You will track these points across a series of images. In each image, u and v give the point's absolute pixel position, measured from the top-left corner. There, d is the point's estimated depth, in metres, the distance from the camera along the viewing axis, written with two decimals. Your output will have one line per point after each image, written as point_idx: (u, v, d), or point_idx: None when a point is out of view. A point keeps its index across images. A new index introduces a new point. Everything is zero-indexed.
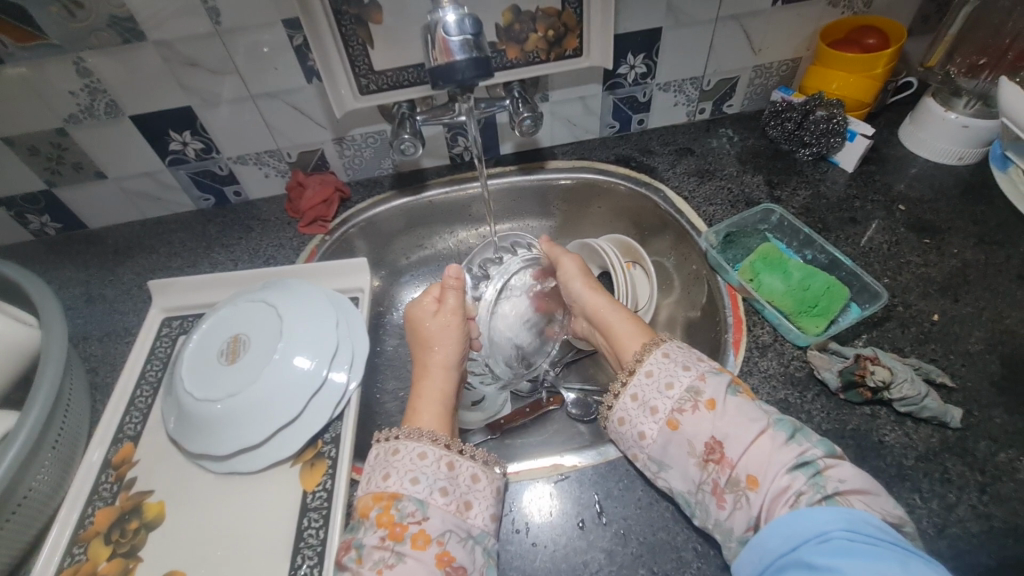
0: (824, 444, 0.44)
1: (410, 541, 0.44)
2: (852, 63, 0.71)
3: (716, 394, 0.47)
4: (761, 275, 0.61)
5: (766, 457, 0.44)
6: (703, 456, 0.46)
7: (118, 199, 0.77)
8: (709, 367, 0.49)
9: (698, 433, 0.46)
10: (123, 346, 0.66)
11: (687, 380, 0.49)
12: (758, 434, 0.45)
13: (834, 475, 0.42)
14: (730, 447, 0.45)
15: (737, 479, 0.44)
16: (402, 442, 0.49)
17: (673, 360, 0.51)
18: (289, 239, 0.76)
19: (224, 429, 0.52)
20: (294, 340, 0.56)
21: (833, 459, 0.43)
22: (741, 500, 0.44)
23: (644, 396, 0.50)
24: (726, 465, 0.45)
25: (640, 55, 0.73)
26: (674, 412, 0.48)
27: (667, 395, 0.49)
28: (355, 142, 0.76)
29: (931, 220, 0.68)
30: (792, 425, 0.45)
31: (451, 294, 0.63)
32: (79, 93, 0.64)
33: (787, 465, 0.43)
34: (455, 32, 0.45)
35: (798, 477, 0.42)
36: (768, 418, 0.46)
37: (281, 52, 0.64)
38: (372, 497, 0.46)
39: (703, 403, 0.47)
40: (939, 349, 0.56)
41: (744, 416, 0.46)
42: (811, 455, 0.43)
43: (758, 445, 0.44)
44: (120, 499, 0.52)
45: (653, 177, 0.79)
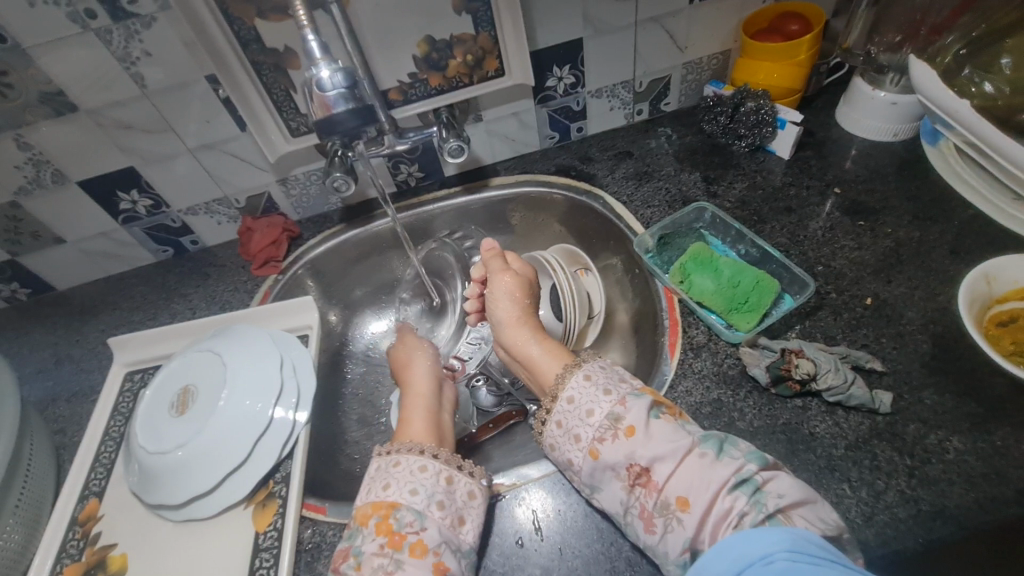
0: (757, 457, 0.44)
1: (408, 550, 0.45)
2: (775, 52, 0.72)
3: (636, 421, 0.47)
4: (691, 276, 0.62)
5: (694, 477, 0.43)
6: (629, 480, 0.46)
7: (80, 260, 0.80)
8: (630, 390, 0.50)
9: (619, 459, 0.46)
10: (89, 404, 0.68)
11: (606, 407, 0.49)
12: (684, 453, 0.45)
13: (773, 490, 0.42)
14: (657, 470, 0.45)
15: (667, 502, 0.44)
16: (402, 455, 0.51)
17: (595, 384, 0.51)
18: (243, 282, 0.78)
19: (177, 478, 0.55)
20: (237, 387, 0.58)
21: (769, 473, 0.43)
22: (671, 523, 0.43)
23: (567, 424, 0.50)
24: (654, 488, 0.45)
25: (566, 67, 0.75)
26: (595, 442, 0.48)
27: (590, 423, 0.49)
28: (299, 181, 0.78)
29: (866, 201, 0.68)
30: (719, 438, 0.46)
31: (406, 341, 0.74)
32: (24, 166, 0.67)
33: (725, 485, 0.42)
34: (330, 87, 0.45)
35: (738, 497, 0.42)
36: (694, 437, 0.46)
37: (209, 105, 0.67)
38: (370, 505, 0.48)
39: (623, 430, 0.47)
40: (870, 333, 0.56)
41: (669, 436, 0.46)
42: (748, 471, 0.43)
43: (688, 464, 0.44)
44: (86, 554, 0.55)
45: (593, 184, 0.79)
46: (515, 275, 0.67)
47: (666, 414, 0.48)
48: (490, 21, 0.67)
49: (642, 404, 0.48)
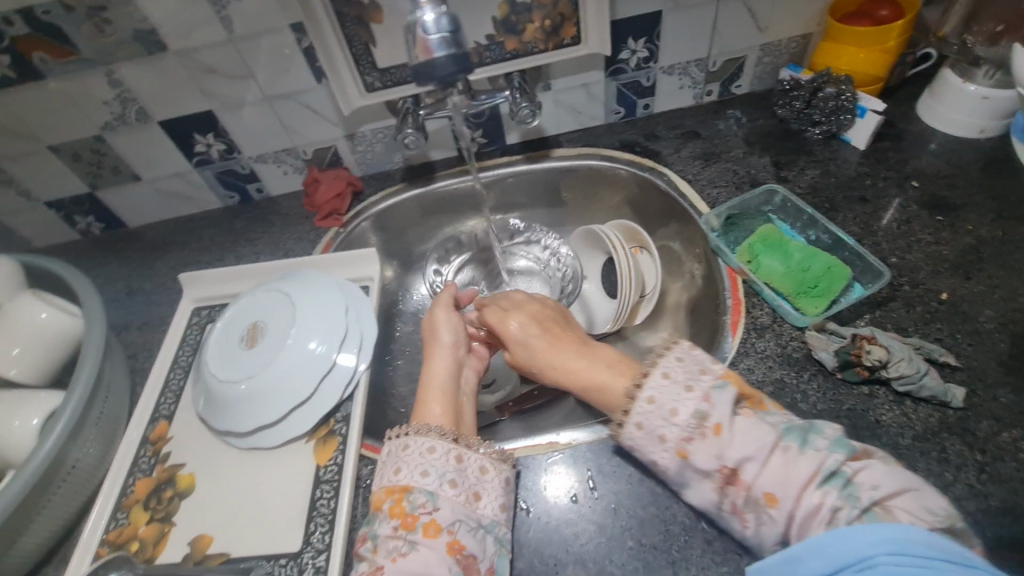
0: (842, 445, 0.41)
1: (421, 531, 0.44)
2: (863, 37, 0.69)
3: (722, 418, 0.44)
4: (760, 257, 0.61)
5: (785, 473, 0.41)
6: (719, 480, 0.43)
7: (153, 199, 0.83)
8: (713, 382, 0.46)
9: (709, 461, 0.43)
10: (159, 334, 0.72)
11: (690, 406, 0.45)
12: (770, 449, 0.42)
13: (866, 481, 0.40)
14: (747, 470, 0.42)
15: (756, 498, 0.42)
16: (412, 438, 0.49)
17: (675, 381, 0.47)
18: (307, 232, 0.81)
19: (246, 406, 0.57)
20: (305, 327, 0.60)
21: (860, 462, 0.41)
22: (762, 517, 0.42)
23: (649, 426, 0.46)
24: (742, 485, 0.42)
25: (642, 40, 0.73)
26: (681, 444, 0.44)
27: (673, 422, 0.45)
28: (366, 137, 0.80)
29: (947, 196, 0.66)
30: (801, 428, 0.43)
31: (446, 292, 0.66)
32: (112, 102, 0.69)
33: (813, 480, 0.40)
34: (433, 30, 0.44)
35: (830, 492, 0.40)
36: (777, 431, 0.43)
37: (290, 55, 0.68)
38: (384, 490, 0.47)
39: (710, 429, 0.43)
40: (945, 328, 0.55)
41: (754, 433, 0.42)
42: (834, 463, 0.41)
43: (774, 461, 0.42)
44: (157, 470, 0.58)
45: (657, 161, 0.79)
46: (525, 311, 0.63)
47: (744, 407, 0.45)
48: None
49: (726, 396, 0.44)
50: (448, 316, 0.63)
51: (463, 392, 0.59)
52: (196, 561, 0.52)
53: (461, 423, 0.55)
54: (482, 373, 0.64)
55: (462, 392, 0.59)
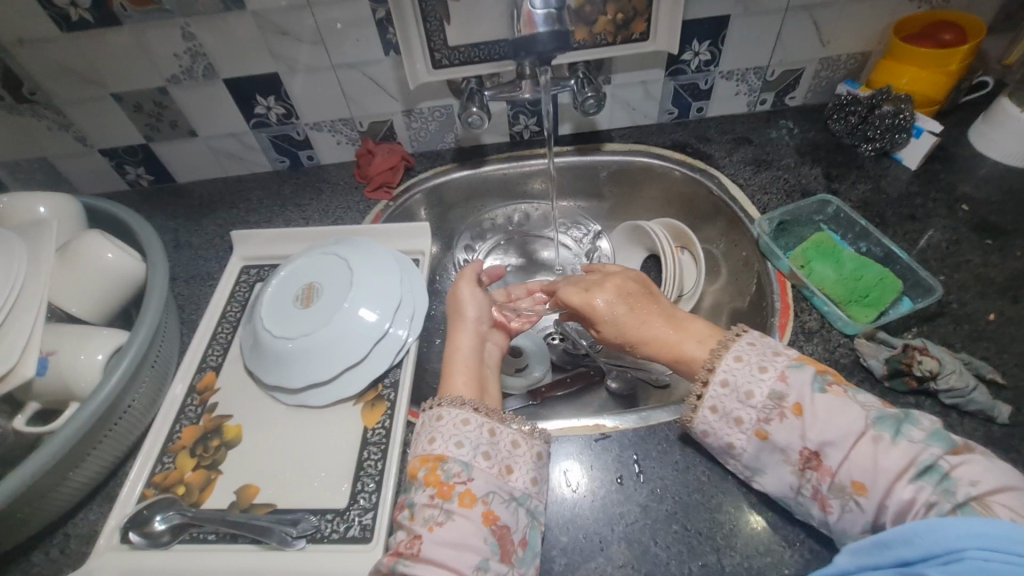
0: (940, 439, 0.41)
1: (457, 500, 0.45)
2: (925, 58, 0.70)
3: (801, 398, 0.45)
4: (813, 263, 0.63)
5: (873, 462, 0.41)
6: (799, 464, 0.44)
7: (206, 157, 0.84)
8: (788, 363, 0.47)
9: (792, 441, 0.44)
10: (206, 289, 0.73)
11: (767, 385, 0.46)
12: (859, 436, 0.42)
13: (964, 476, 0.39)
14: (829, 454, 0.43)
15: (842, 485, 0.42)
16: (446, 408, 0.50)
17: (749, 363, 0.48)
18: (356, 202, 0.81)
19: (298, 364, 0.58)
20: (360, 292, 0.60)
21: (958, 457, 0.40)
22: (849, 505, 0.42)
23: (724, 409, 0.47)
24: (826, 472, 0.43)
25: (706, 42, 0.75)
26: (759, 423, 0.46)
27: (749, 404, 0.46)
28: (423, 114, 0.80)
29: (996, 221, 0.67)
30: (894, 419, 0.43)
31: (472, 268, 0.66)
32: (182, 55, 0.70)
33: (904, 473, 0.40)
34: (541, 6, 0.53)
35: (922, 487, 0.39)
36: (868, 420, 0.43)
37: (363, 25, 0.69)
38: (419, 459, 0.48)
39: (790, 409, 0.45)
40: (992, 347, 0.56)
41: (841, 416, 0.43)
42: (929, 458, 0.40)
43: (861, 448, 0.42)
44: (203, 419, 0.59)
45: (708, 164, 0.79)
46: (614, 285, 0.60)
47: (832, 387, 0.45)
48: None
49: (803, 377, 0.45)
50: (472, 292, 0.64)
51: (487, 365, 0.60)
52: (243, 509, 0.52)
53: (487, 396, 0.55)
54: (505, 349, 0.65)
55: (486, 365, 0.59)
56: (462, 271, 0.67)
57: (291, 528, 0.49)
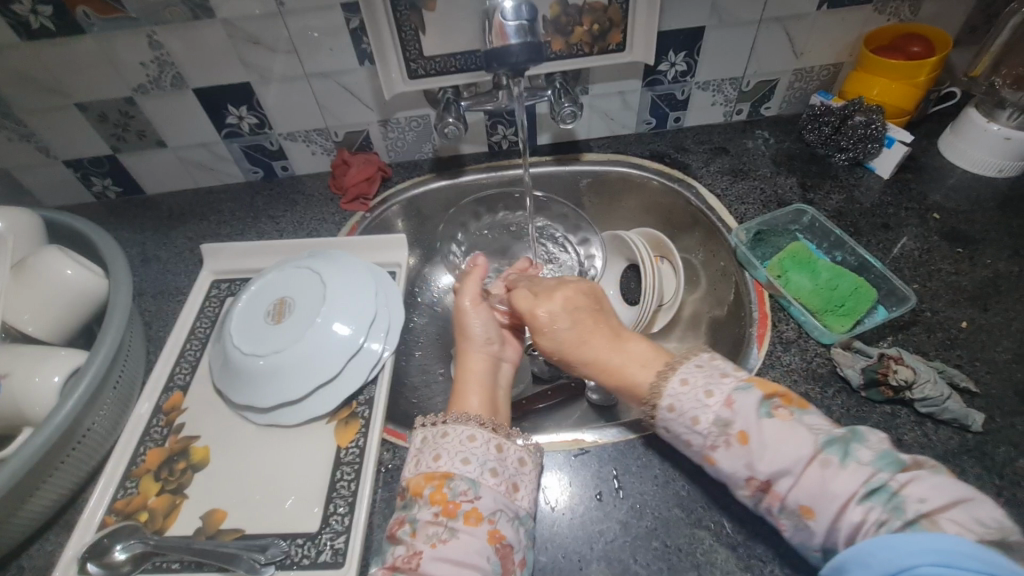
0: (888, 460, 0.40)
1: (463, 518, 0.44)
2: (895, 69, 0.71)
3: (747, 425, 0.43)
4: (789, 273, 0.63)
5: (821, 487, 0.40)
6: (751, 488, 0.43)
7: (176, 168, 0.82)
8: (734, 385, 0.46)
9: (737, 468, 0.44)
10: (175, 304, 0.70)
11: (712, 412, 0.45)
12: (807, 462, 0.41)
13: (912, 495, 0.38)
14: (779, 481, 0.42)
15: (792, 508, 0.41)
16: (451, 425, 0.49)
17: (694, 387, 0.46)
18: (331, 214, 0.80)
19: (269, 382, 0.56)
20: (335, 307, 0.59)
21: (906, 477, 0.39)
22: (800, 525, 0.41)
23: (674, 432, 0.47)
24: (776, 496, 0.42)
25: (681, 53, 0.75)
26: (708, 450, 0.45)
27: (696, 431, 0.45)
28: (399, 124, 0.79)
29: (966, 230, 0.68)
30: (842, 440, 0.42)
31: (474, 279, 0.65)
32: (149, 64, 0.68)
33: (853, 496, 0.39)
34: (512, 18, 0.52)
35: (871, 508, 0.39)
36: (815, 444, 0.42)
37: (337, 34, 0.68)
38: (425, 476, 0.46)
39: (735, 436, 0.44)
40: (964, 355, 0.57)
41: (787, 442, 0.42)
42: (878, 479, 0.39)
43: (810, 473, 0.41)
44: (169, 441, 0.56)
45: (686, 174, 0.80)
46: (568, 292, 0.60)
47: (778, 410, 0.44)
48: None
49: (750, 402, 0.44)
50: (478, 311, 0.62)
51: (499, 385, 0.59)
52: (209, 535, 0.50)
53: (500, 413, 0.55)
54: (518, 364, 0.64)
55: (498, 384, 0.58)
56: (461, 284, 0.65)
57: (259, 555, 0.48)
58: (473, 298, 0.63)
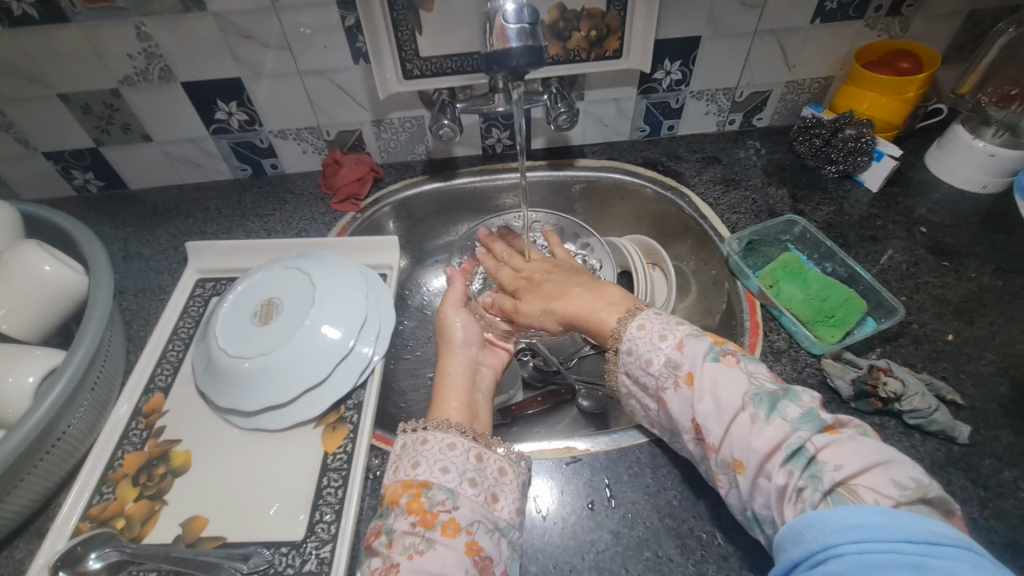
0: (810, 421, 0.41)
1: (440, 529, 0.43)
2: (885, 84, 0.72)
3: (694, 367, 0.46)
4: (781, 283, 0.63)
5: (748, 438, 0.42)
6: (692, 434, 0.45)
7: (161, 163, 0.80)
8: (687, 331, 0.49)
9: (683, 410, 0.46)
10: (157, 303, 0.68)
11: (665, 354, 0.48)
12: (740, 413, 0.43)
13: (830, 460, 0.39)
14: (713, 428, 0.44)
15: (726, 461, 0.43)
16: (431, 432, 0.48)
17: (650, 331, 0.50)
18: (321, 214, 0.79)
19: (255, 385, 0.55)
20: (324, 310, 0.58)
21: (823, 440, 0.40)
22: (731, 479, 0.43)
23: (633, 375, 0.50)
24: (712, 447, 0.44)
25: (677, 62, 0.75)
26: (659, 391, 0.47)
27: (649, 371, 0.48)
28: (393, 125, 0.78)
29: (952, 244, 0.69)
30: (770, 398, 0.43)
31: (455, 286, 0.65)
32: (136, 56, 0.66)
33: (774, 453, 0.41)
34: (514, 21, 0.51)
35: (792, 470, 0.40)
36: (746, 396, 0.44)
37: (332, 32, 0.67)
38: (402, 484, 0.45)
39: (683, 377, 0.46)
40: (950, 367, 0.58)
41: (725, 389, 0.44)
42: (798, 440, 0.40)
43: (740, 423, 0.43)
44: (148, 445, 0.55)
45: (679, 182, 0.80)
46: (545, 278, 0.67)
47: (725, 357, 0.47)
48: None
49: (699, 348, 0.47)
50: (459, 315, 0.62)
51: (478, 389, 0.57)
52: (189, 543, 0.48)
53: (477, 419, 0.53)
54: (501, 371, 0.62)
55: (477, 390, 0.57)
56: (446, 293, 0.65)
57: (241, 563, 0.46)
58: (453, 303, 0.63)
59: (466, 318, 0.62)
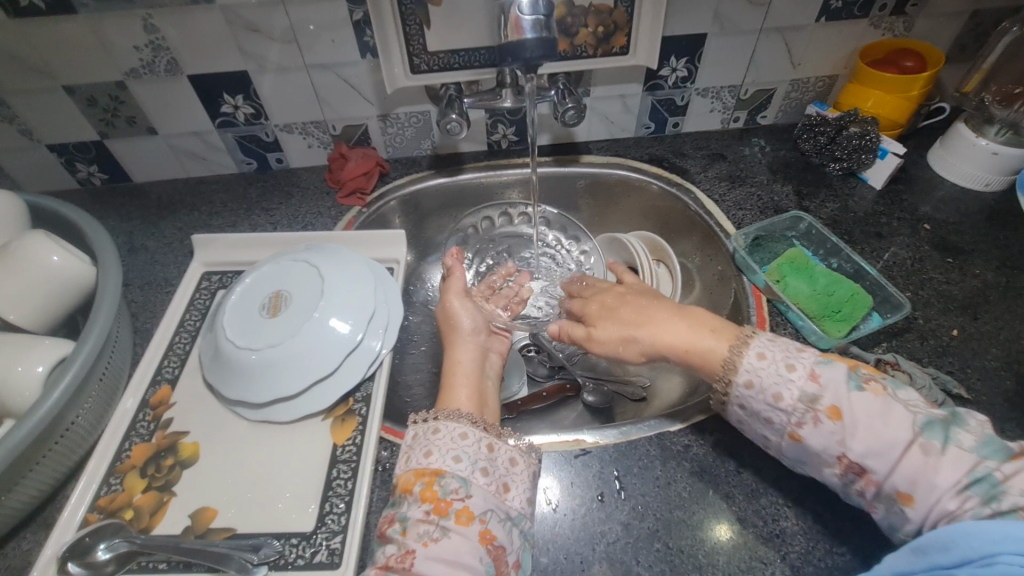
0: (991, 448, 0.39)
1: (454, 517, 0.43)
2: (890, 83, 0.73)
3: (837, 399, 0.42)
4: (788, 278, 0.64)
5: (921, 472, 0.39)
6: (841, 468, 0.42)
7: (166, 156, 0.79)
8: (815, 359, 0.44)
9: (828, 446, 0.42)
10: (162, 296, 0.68)
11: (796, 388, 0.43)
12: (906, 445, 0.40)
13: (1016, 485, 0.37)
14: (875, 465, 0.41)
15: (887, 493, 0.41)
16: (443, 422, 0.48)
17: (772, 361, 0.45)
18: (327, 208, 0.78)
19: (263, 378, 0.55)
20: (333, 303, 0.57)
21: (1011, 467, 0.38)
22: (894, 509, 0.41)
23: (751, 408, 0.45)
24: (871, 480, 0.41)
25: (683, 59, 0.76)
26: (792, 427, 0.43)
27: (778, 408, 0.44)
28: (399, 120, 0.78)
29: (955, 241, 0.70)
30: (942, 425, 0.40)
31: (456, 275, 0.65)
32: (143, 48, 0.66)
33: (955, 484, 0.38)
34: (529, 12, 0.52)
35: (969, 497, 0.38)
36: (914, 426, 0.40)
37: (340, 26, 0.67)
38: (414, 473, 0.45)
39: (826, 413, 0.42)
40: (955, 362, 0.58)
41: (884, 423, 0.41)
42: (984, 468, 0.38)
43: (911, 458, 0.40)
44: (156, 437, 0.54)
45: (684, 178, 0.80)
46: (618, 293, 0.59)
47: (868, 383, 0.43)
48: None
49: (836, 375, 0.43)
50: (461, 304, 0.62)
51: (487, 375, 0.58)
52: (198, 535, 0.48)
53: (487, 408, 0.53)
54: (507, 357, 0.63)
55: (485, 375, 0.57)
56: (446, 282, 0.65)
57: (252, 554, 0.46)
58: (454, 292, 0.63)
59: (467, 307, 0.62)
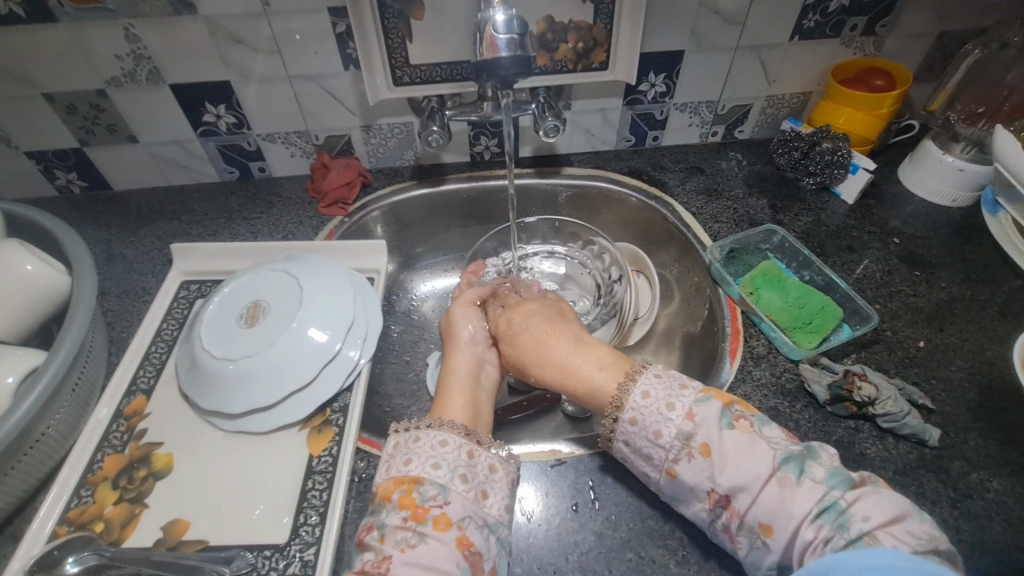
0: (840, 478, 0.43)
1: (431, 523, 0.43)
2: (860, 100, 0.75)
3: (709, 437, 0.45)
4: (761, 290, 0.65)
5: (774, 505, 0.42)
6: (710, 502, 0.45)
7: (147, 164, 0.79)
8: (695, 398, 0.47)
9: (700, 481, 0.45)
10: (139, 305, 0.68)
11: (675, 426, 0.46)
12: (764, 478, 0.43)
13: (858, 512, 0.41)
14: (739, 498, 0.43)
15: (750, 525, 0.43)
16: (426, 430, 0.48)
17: (655, 399, 0.48)
18: (309, 217, 0.79)
19: (240, 388, 0.55)
20: (311, 313, 0.58)
21: (853, 494, 0.42)
22: (757, 542, 0.43)
23: (636, 445, 0.48)
24: (735, 512, 0.44)
25: (661, 75, 0.77)
26: (669, 463, 0.46)
27: (657, 444, 0.47)
28: (382, 130, 0.79)
29: (923, 254, 0.72)
30: (797, 458, 0.44)
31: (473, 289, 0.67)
32: (124, 58, 0.66)
33: (808, 513, 0.41)
34: (503, 31, 0.53)
35: (822, 524, 0.41)
36: (774, 461, 0.44)
37: (323, 38, 0.67)
38: (393, 480, 0.46)
39: (698, 449, 0.45)
40: (921, 373, 0.60)
41: (749, 458, 0.44)
42: (831, 496, 0.42)
43: (768, 491, 0.43)
44: (130, 447, 0.54)
45: (663, 191, 0.82)
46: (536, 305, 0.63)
47: (739, 421, 0.46)
48: (610, 14, 0.69)
49: (710, 414, 0.46)
50: (467, 314, 0.64)
51: (482, 387, 0.58)
52: (170, 547, 0.48)
53: (479, 419, 0.54)
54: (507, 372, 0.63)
55: (481, 388, 0.57)
56: (461, 294, 0.66)
57: (224, 566, 0.46)
58: (465, 302, 0.65)
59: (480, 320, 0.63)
